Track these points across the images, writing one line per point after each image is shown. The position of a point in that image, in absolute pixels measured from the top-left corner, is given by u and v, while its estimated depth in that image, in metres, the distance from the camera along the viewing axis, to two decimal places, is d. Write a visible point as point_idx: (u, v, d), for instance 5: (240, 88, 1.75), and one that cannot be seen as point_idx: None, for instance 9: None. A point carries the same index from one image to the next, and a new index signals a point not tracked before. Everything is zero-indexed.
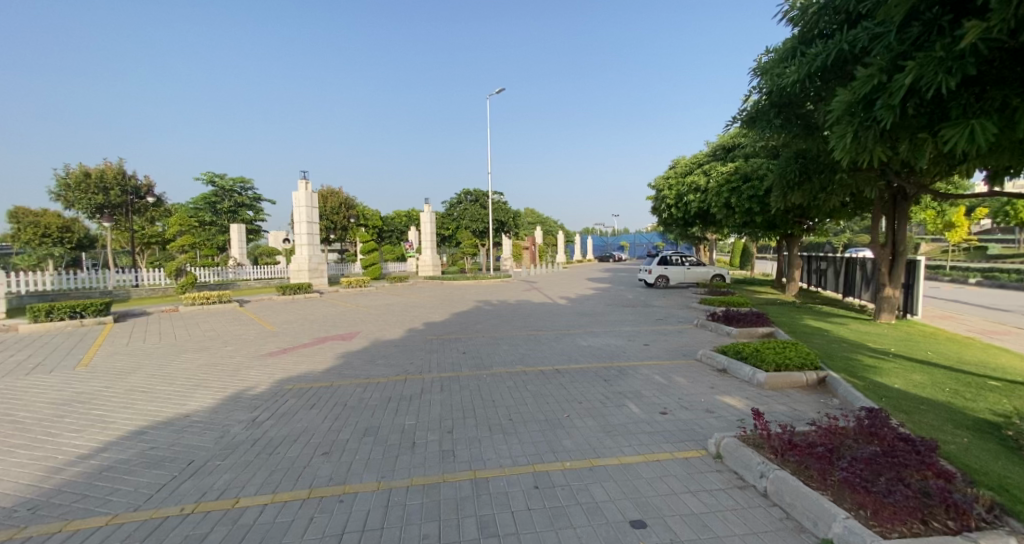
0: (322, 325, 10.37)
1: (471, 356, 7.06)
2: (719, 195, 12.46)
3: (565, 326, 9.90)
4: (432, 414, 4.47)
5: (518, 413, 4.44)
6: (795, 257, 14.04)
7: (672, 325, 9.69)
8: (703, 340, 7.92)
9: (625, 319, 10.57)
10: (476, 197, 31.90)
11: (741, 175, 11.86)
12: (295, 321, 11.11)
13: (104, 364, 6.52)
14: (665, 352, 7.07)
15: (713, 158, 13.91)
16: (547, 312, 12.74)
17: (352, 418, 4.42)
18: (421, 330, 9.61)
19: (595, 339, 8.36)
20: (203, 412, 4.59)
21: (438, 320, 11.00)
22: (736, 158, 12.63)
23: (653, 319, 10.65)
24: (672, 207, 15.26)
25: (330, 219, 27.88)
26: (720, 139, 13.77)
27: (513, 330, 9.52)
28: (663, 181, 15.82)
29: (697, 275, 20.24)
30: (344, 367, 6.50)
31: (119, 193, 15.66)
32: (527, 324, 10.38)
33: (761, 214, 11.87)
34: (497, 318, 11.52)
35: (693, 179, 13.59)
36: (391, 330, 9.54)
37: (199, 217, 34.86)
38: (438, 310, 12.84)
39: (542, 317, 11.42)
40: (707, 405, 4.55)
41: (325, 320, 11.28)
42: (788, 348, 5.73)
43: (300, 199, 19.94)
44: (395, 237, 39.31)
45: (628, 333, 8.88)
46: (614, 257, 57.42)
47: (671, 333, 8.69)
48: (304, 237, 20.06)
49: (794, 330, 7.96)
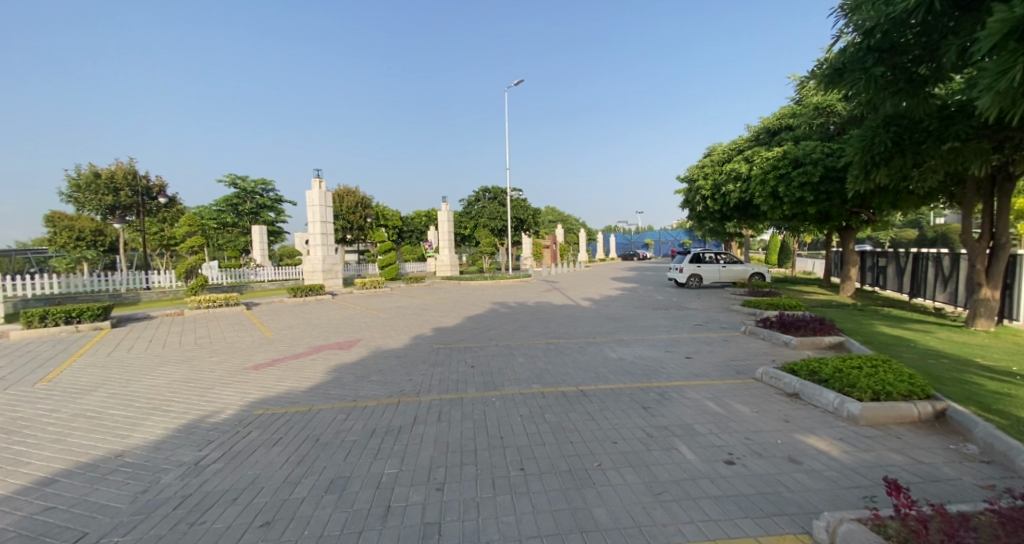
0: (324, 331, 9.53)
1: (481, 372, 6.03)
2: (764, 184, 11.15)
3: (591, 333, 8.76)
4: (421, 459, 3.45)
5: (532, 460, 3.36)
6: (851, 253, 12.50)
7: (716, 333, 8.42)
8: (757, 353, 6.66)
9: (659, 325, 9.35)
10: (494, 195, 30.74)
11: (790, 160, 10.55)
12: (297, 327, 10.31)
13: (66, 381, 5.75)
14: (712, 369, 5.89)
15: (755, 142, 12.51)
16: (570, 316, 11.60)
17: (319, 463, 3.44)
18: (429, 337, 8.64)
19: (626, 350, 7.19)
20: (143, 448, 3.68)
21: (449, 325, 10.03)
22: (783, 142, 11.26)
23: (691, 324, 9.39)
24: (707, 199, 13.90)
25: (347, 219, 27.14)
26: (763, 123, 12.38)
27: (532, 338, 8.44)
28: (697, 170, 14.43)
29: (732, 273, 18.70)
30: (331, 385, 5.54)
31: (129, 194, 15.33)
32: (548, 330, 9.28)
33: (816, 203, 10.55)
34: (514, 323, 10.45)
35: (732, 167, 12.22)
36: (396, 337, 8.63)
37: (223, 219, 35.11)
38: (451, 314, 11.88)
39: (563, 323, 10.27)
40: (788, 449, 3.37)
41: (329, 325, 10.45)
42: (883, 368, 4.49)
43: (313, 198, 19.48)
44: (415, 238, 38.71)
45: (665, 342, 7.69)
46: (640, 256, 55.52)
47: (716, 344, 7.43)
48: (317, 237, 19.51)
49: (869, 341, 6.63)
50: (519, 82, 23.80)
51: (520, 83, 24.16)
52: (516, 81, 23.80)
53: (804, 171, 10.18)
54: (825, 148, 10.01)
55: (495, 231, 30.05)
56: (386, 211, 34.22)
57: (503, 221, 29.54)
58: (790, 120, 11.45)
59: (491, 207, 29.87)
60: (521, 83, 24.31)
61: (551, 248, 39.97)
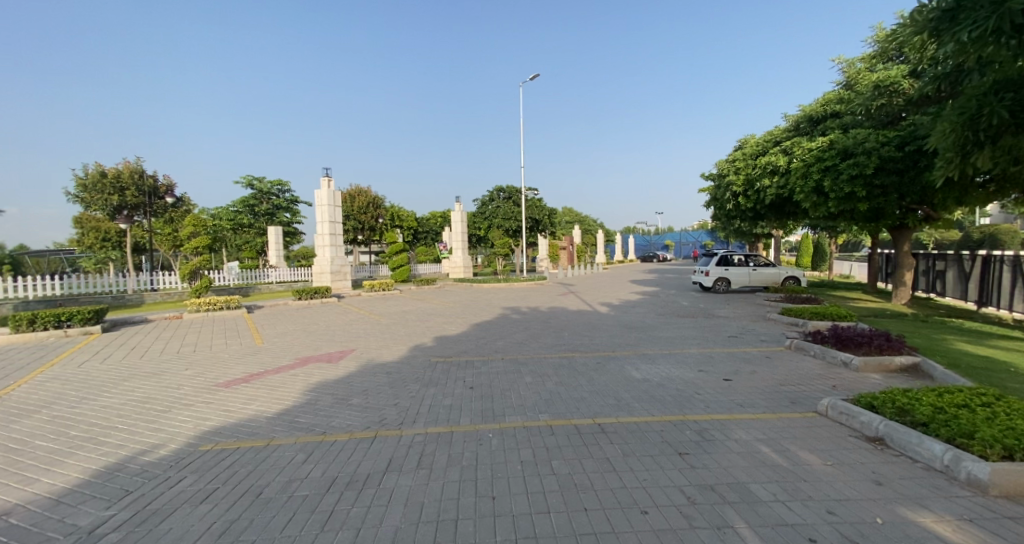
0: (318, 339, 8.76)
1: (481, 394, 5.13)
2: (805, 178, 10.04)
3: (611, 345, 7.75)
4: (383, 533, 2.55)
5: (531, 540, 2.44)
6: (906, 255, 11.17)
7: (756, 348, 7.32)
8: (812, 377, 5.57)
9: (687, 338, 8.28)
10: (510, 194, 29.77)
11: (838, 151, 9.43)
12: (293, 333, 9.59)
13: (13, 400, 5.07)
14: (760, 397, 4.85)
15: (794, 133, 11.34)
16: (588, 324, 10.58)
17: (248, 535, 2.57)
18: (428, 348, 7.76)
19: (653, 369, 6.18)
20: (38, 504, 2.90)
21: (454, 333, 9.18)
22: (829, 131, 10.07)
23: (724, 337, 8.30)
24: (739, 196, 12.75)
25: (358, 219, 26.63)
26: (802, 112, 11.19)
27: (544, 351, 7.49)
28: (727, 164, 13.28)
29: (763, 277, 17.36)
30: (304, 409, 4.71)
31: (135, 194, 14.99)
32: (562, 341, 8.29)
33: (868, 199, 9.39)
34: (525, 331, 9.49)
35: (767, 160, 11.08)
36: (394, 347, 7.81)
37: (240, 220, 35.25)
38: (457, 320, 11.01)
39: (580, 332, 9.28)
40: (899, 537, 2.36)
41: (326, 331, 9.71)
42: (1003, 409, 3.40)
43: (323, 197, 19.07)
44: (430, 239, 38.16)
45: (698, 359, 6.65)
46: (661, 258, 53.92)
47: (759, 363, 6.36)
48: (327, 238, 18.95)
49: (953, 364, 5.46)
50: (536, 76, 23.19)
51: (534, 79, 23.99)
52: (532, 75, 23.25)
53: (854, 162, 9.07)
54: (880, 137, 8.86)
55: (509, 232, 29.13)
56: (400, 212, 33.66)
57: (517, 220, 28.57)
58: (837, 108, 10.23)
59: (505, 207, 28.95)
60: (537, 79, 24.03)
61: (567, 249, 38.87)
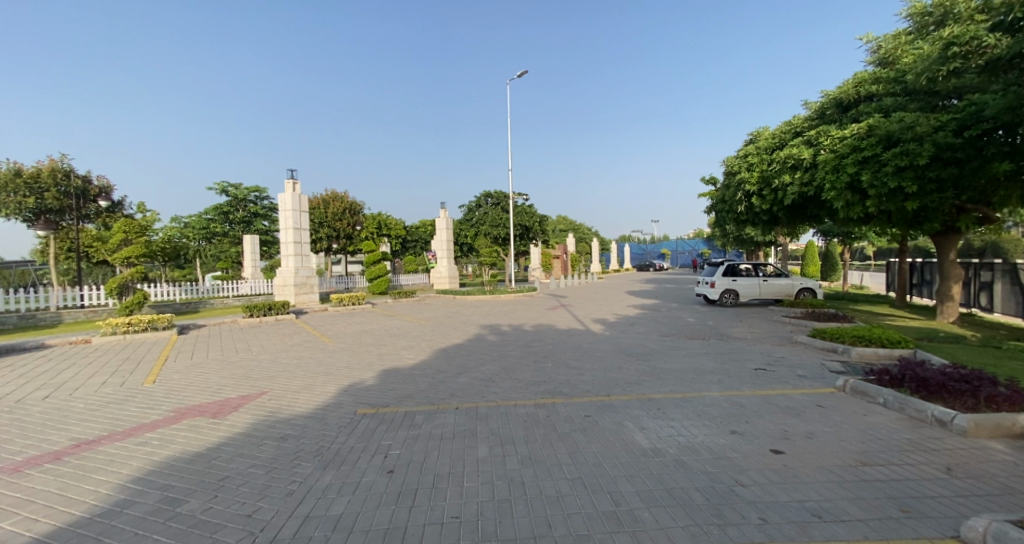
0: (231, 374, 6.80)
1: (399, 491, 3.21)
2: (837, 172, 8.45)
3: (605, 385, 5.89)
4: None
5: None
6: (952, 264, 9.57)
7: (797, 390, 5.49)
8: (902, 447, 3.73)
9: (703, 373, 6.42)
10: (497, 200, 28.01)
11: (881, 138, 7.81)
12: (207, 364, 7.62)
13: None
14: (845, 495, 2.97)
15: (817, 121, 9.72)
16: (577, 349, 8.70)
17: None
18: (363, 391, 5.85)
19: (665, 430, 4.30)
20: None
21: (408, 365, 7.30)
22: (864, 116, 8.45)
23: (749, 372, 6.45)
24: (751, 196, 11.07)
25: (333, 226, 24.52)
26: (827, 96, 9.58)
27: (514, 394, 5.60)
28: (736, 160, 11.61)
29: (774, 289, 15.61)
30: (88, 523, 2.78)
31: (58, 196, 13.06)
32: (542, 377, 6.40)
33: (917, 197, 7.75)
34: (498, 361, 7.60)
35: (788, 152, 9.45)
36: (319, 390, 5.90)
37: (214, 229, 33.29)
38: (421, 345, 9.13)
39: (567, 362, 7.42)
40: None
41: (251, 362, 7.76)
42: None
43: (286, 201, 17.14)
44: (419, 248, 36.21)
45: (724, 411, 4.78)
46: (658, 267, 52.47)
47: (812, 418, 4.52)
48: (290, 247, 17.09)
49: None
50: (525, 71, 23.05)
51: (524, 73, 22.95)
52: (520, 72, 23.05)
53: (902, 151, 7.45)
54: (935, 119, 7.25)
55: (498, 241, 27.31)
56: (385, 219, 31.72)
57: (506, 228, 26.70)
58: (873, 90, 8.62)
59: (493, 214, 27.00)
60: (525, 75, 23.11)
61: (560, 258, 37.08)
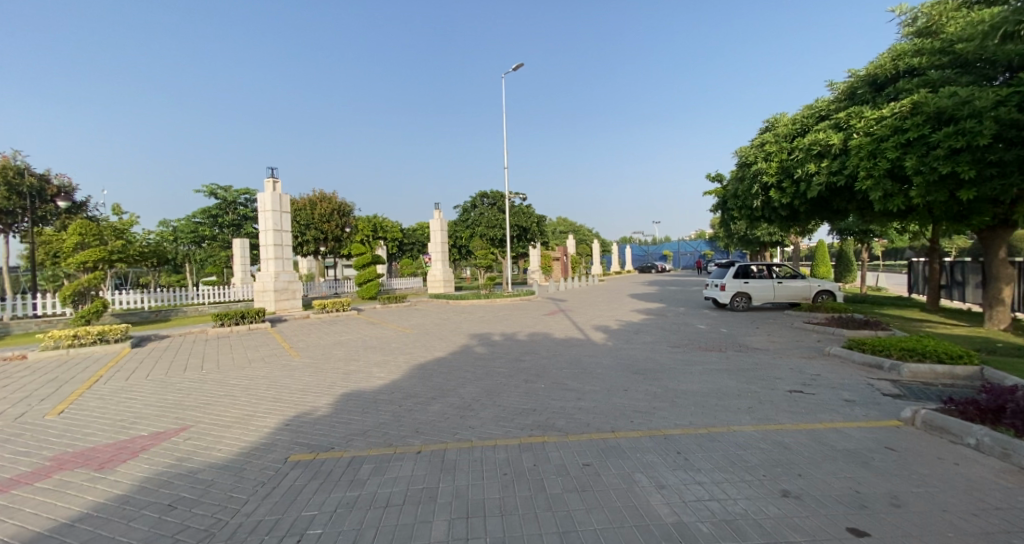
0: (160, 401, 5.67)
1: None
2: (874, 157, 7.34)
3: (608, 416, 4.76)
4: None
5: None
6: (1003, 265, 8.47)
7: (850, 422, 4.36)
8: None
9: (727, 398, 5.27)
10: (494, 200, 26.95)
11: (930, 115, 6.70)
12: (141, 385, 6.49)
13: None
14: None
15: (847, 103, 8.61)
16: (574, 363, 7.55)
17: None
18: (310, 425, 4.72)
19: (691, 490, 3.16)
20: None
21: (375, 388, 6.17)
22: (906, 93, 7.34)
23: (783, 396, 5.31)
24: (768, 190, 9.94)
25: (320, 228, 23.46)
26: (857, 74, 8.48)
27: (495, 430, 4.47)
28: (751, 150, 10.52)
29: (789, 292, 14.45)
30: None
31: (9, 196, 12.04)
32: (531, 404, 5.27)
33: (973, 185, 6.65)
34: (482, 381, 6.45)
35: (813, 138, 8.35)
36: (255, 424, 4.77)
37: (202, 232, 32.28)
38: (398, 360, 8.00)
39: (562, 382, 6.27)
40: None
41: (193, 382, 6.63)
42: None
43: (265, 201, 16.07)
44: (416, 251, 35.18)
45: (766, 456, 3.64)
46: (660, 268, 51.48)
47: (887, 470, 3.38)
48: (270, 249, 16.01)
49: None
50: (519, 66, 22.32)
51: (519, 66, 22.16)
52: (515, 66, 22.32)
53: (957, 131, 6.34)
54: (998, 92, 6.15)
55: (494, 242, 26.25)
56: (382, 221, 30.66)
57: (503, 229, 25.66)
58: (915, 63, 7.53)
59: (488, 214, 26.01)
60: (520, 67, 22.32)
61: (559, 260, 35.99)
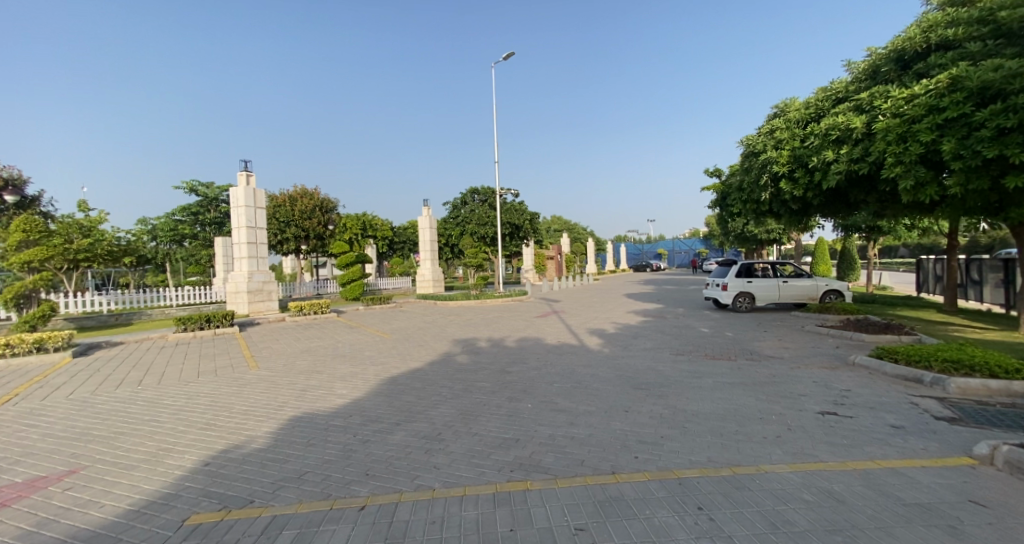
0: (66, 429, 4.69)
1: None
2: (904, 141, 6.49)
3: (606, 452, 3.82)
4: None
5: None
6: None
7: (909, 459, 3.47)
8: None
9: (750, 424, 4.37)
10: (485, 196, 26.03)
11: (972, 90, 5.83)
12: (57, 407, 5.50)
13: None
14: None
15: (868, 83, 7.74)
16: (567, 375, 6.64)
17: None
18: (234, 466, 3.75)
19: None
20: None
21: (331, 409, 5.21)
22: (940, 68, 6.48)
23: (816, 420, 4.42)
24: (778, 181, 9.08)
25: (302, 226, 22.38)
26: (881, 51, 7.62)
27: (465, 473, 3.53)
28: (758, 138, 9.66)
29: (795, 292, 13.63)
30: None
31: None
32: (514, 433, 4.34)
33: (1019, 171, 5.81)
34: (459, 400, 5.51)
35: (832, 121, 7.50)
36: (165, 465, 3.80)
37: (182, 231, 31.02)
38: (367, 372, 7.04)
39: (552, 401, 5.35)
40: None
41: (120, 403, 5.64)
42: None
43: (237, 195, 15.01)
44: (407, 250, 34.18)
45: (818, 516, 2.74)
46: (654, 267, 50.82)
47: (985, 538, 2.48)
48: (243, 247, 14.96)
49: None
50: (512, 54, 22.10)
51: (512, 54, 22.08)
52: (507, 54, 22.13)
53: (1005, 108, 5.49)
54: None
55: (486, 239, 25.00)
56: (371, 219, 29.56)
57: (494, 226, 24.51)
58: (949, 35, 6.66)
59: (479, 211, 25.06)
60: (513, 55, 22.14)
61: (553, 259, 35.20)
